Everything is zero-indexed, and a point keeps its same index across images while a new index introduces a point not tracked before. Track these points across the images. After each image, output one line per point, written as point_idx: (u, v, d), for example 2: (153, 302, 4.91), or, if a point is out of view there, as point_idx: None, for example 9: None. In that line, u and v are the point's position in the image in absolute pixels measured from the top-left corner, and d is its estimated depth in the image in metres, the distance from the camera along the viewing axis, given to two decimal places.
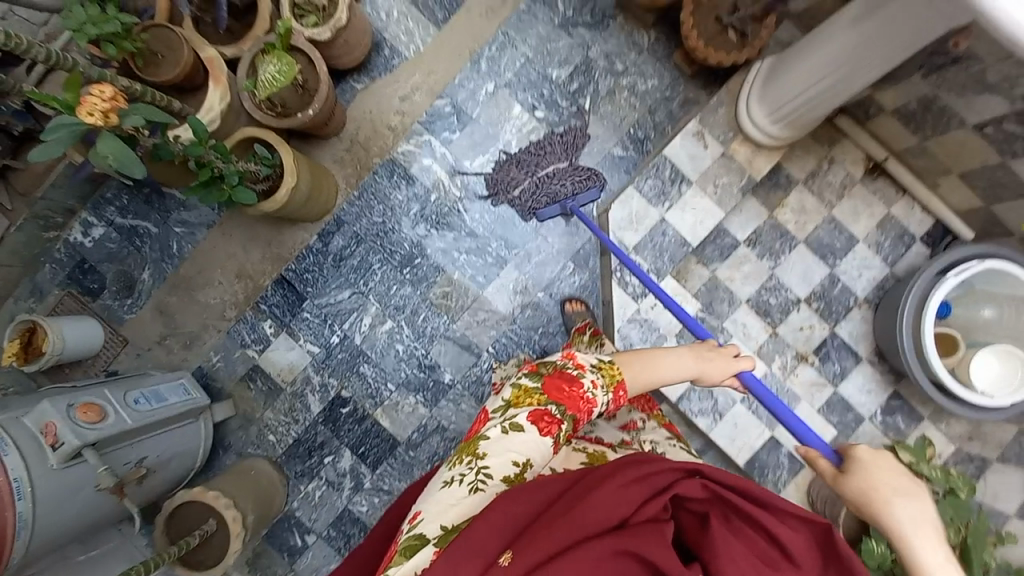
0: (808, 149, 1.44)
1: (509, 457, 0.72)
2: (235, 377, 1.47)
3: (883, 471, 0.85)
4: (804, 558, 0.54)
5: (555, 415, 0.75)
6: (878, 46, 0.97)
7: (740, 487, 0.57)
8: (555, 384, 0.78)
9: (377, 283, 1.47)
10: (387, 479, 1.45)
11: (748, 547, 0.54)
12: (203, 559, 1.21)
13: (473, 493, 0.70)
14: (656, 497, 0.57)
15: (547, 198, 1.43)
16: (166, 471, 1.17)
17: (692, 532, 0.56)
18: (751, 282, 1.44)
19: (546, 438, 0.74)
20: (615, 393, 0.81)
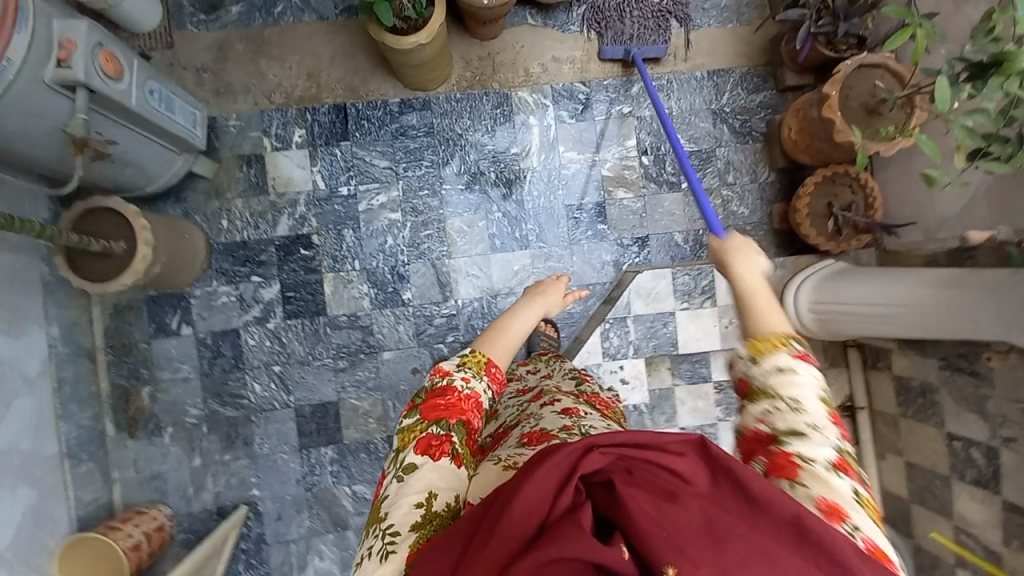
0: (812, 352, 1.53)
1: (409, 505, 0.66)
2: (235, 152, 1.41)
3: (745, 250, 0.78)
4: (696, 476, 0.51)
5: (441, 434, 0.71)
6: (955, 309, 1.03)
7: (627, 438, 0.54)
8: (431, 405, 0.74)
9: (414, 176, 1.45)
10: (288, 334, 1.39)
11: (653, 490, 0.50)
12: (85, 270, 1.13)
13: (386, 560, 0.63)
14: (563, 486, 0.51)
15: (619, 26, 1.48)
16: (118, 172, 1.10)
17: (606, 501, 0.51)
18: (694, 416, 1.39)
19: (442, 460, 0.69)
20: (488, 373, 0.80)
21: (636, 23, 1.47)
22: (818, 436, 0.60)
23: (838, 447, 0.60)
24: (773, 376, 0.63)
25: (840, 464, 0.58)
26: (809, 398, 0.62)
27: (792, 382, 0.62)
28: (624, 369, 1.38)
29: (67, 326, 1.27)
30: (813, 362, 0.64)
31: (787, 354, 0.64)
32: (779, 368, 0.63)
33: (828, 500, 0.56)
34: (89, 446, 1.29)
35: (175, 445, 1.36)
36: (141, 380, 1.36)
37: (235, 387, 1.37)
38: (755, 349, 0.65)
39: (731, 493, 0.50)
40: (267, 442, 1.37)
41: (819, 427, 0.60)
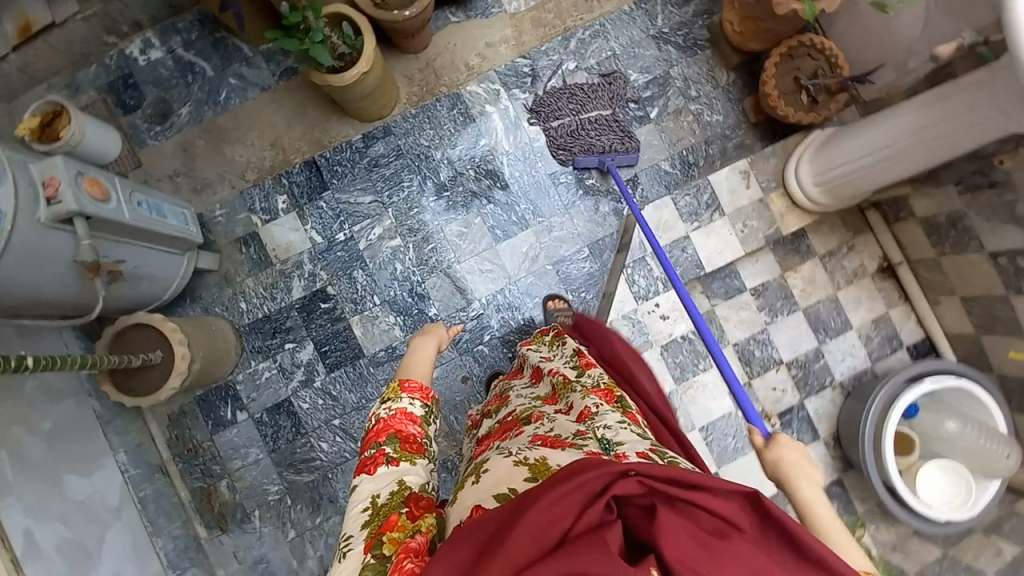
0: (833, 228, 1.50)
1: (359, 511, 0.72)
2: (231, 238, 1.46)
3: (795, 453, 0.80)
4: (742, 521, 0.57)
5: (374, 450, 0.77)
6: (946, 122, 1.02)
7: (670, 473, 0.57)
8: (365, 434, 0.82)
9: (400, 199, 1.48)
10: (337, 386, 1.42)
11: (695, 528, 0.55)
12: (133, 387, 1.17)
13: (346, 558, 0.68)
14: (595, 503, 0.54)
15: (585, 145, 1.50)
16: (134, 287, 1.14)
17: (642, 525, 0.55)
18: (742, 328, 1.47)
19: (379, 468, 0.75)
20: (409, 390, 0.85)
21: (559, 99, 1.50)
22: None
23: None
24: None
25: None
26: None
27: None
28: (660, 306, 1.40)
29: (132, 448, 1.31)
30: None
31: None
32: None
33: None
34: (189, 553, 1.31)
35: (267, 525, 1.37)
36: (216, 476, 1.38)
37: (305, 452, 1.40)
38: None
39: (771, 538, 0.57)
40: (350, 494, 1.39)
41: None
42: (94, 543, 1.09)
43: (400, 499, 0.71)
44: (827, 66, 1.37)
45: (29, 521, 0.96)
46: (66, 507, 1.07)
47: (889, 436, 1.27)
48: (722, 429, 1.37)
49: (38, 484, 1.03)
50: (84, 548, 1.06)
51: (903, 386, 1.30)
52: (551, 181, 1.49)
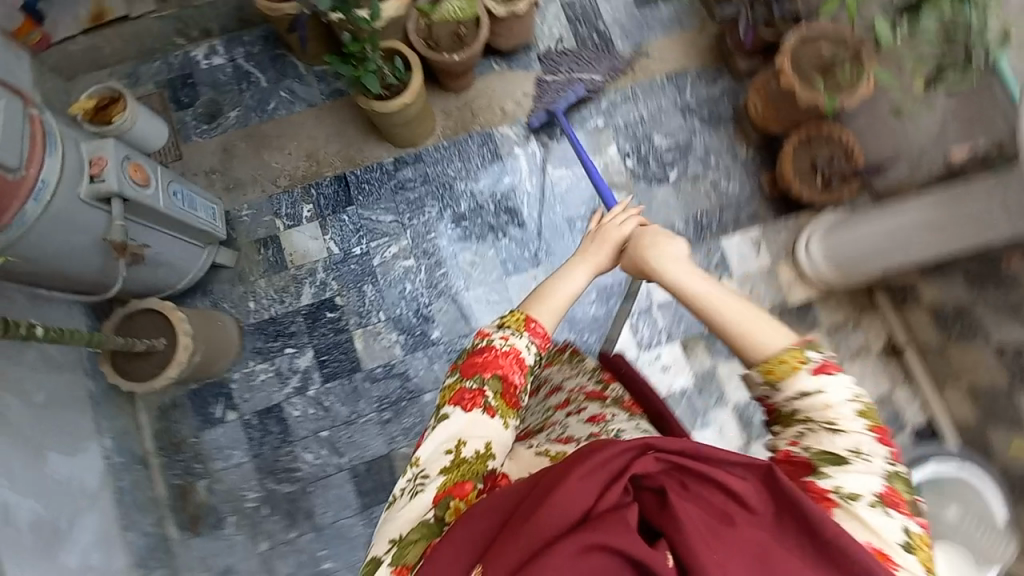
0: (840, 303, 1.55)
1: (440, 450, 0.75)
2: (250, 238, 1.50)
3: (654, 240, 0.94)
4: (757, 503, 0.59)
5: (474, 387, 0.79)
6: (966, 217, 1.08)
7: (687, 450, 0.61)
8: (469, 363, 0.82)
9: (420, 222, 1.53)
10: (330, 397, 1.42)
11: (705, 509, 0.58)
12: (131, 372, 1.17)
13: (415, 498, 0.72)
14: (617, 481, 0.58)
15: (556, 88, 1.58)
16: (151, 272, 1.17)
17: (654, 507, 0.58)
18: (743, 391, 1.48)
19: (472, 411, 0.77)
20: (528, 330, 0.84)
21: (550, 90, 1.57)
22: (860, 459, 0.67)
23: (860, 410, 0.70)
24: (795, 398, 0.72)
25: (888, 496, 0.64)
26: (839, 412, 0.70)
27: (821, 401, 0.71)
28: (662, 357, 1.40)
29: (118, 433, 1.28)
30: (838, 370, 0.71)
31: (805, 372, 0.72)
32: (803, 392, 0.72)
33: (891, 504, 0.64)
34: (156, 550, 1.24)
35: (240, 533, 1.33)
36: (195, 475, 1.35)
37: (288, 461, 1.37)
38: (771, 373, 0.74)
39: (785, 519, 0.59)
40: (328, 510, 1.36)
41: (863, 453, 0.68)
42: (64, 526, 1.05)
43: (480, 468, 0.74)
44: (843, 154, 1.43)
45: None
46: (40, 485, 1.04)
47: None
48: None
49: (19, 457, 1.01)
50: (48, 532, 1.02)
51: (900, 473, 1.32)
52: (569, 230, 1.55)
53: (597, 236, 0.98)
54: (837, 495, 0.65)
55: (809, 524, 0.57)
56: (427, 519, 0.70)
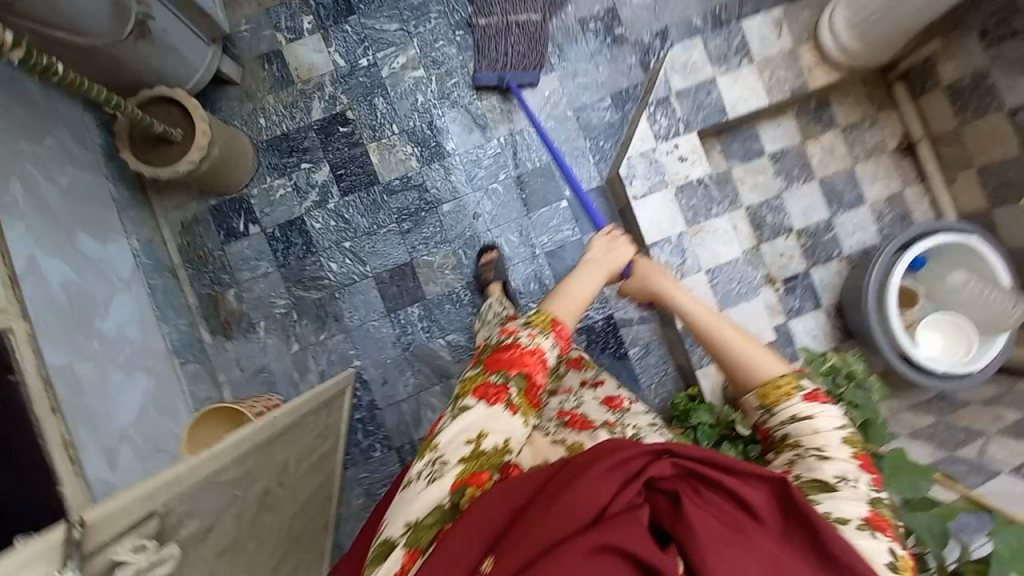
0: (857, 102, 1.48)
1: (460, 440, 0.74)
2: (253, 54, 1.44)
3: (651, 268, 1.04)
4: (766, 516, 0.60)
5: (499, 383, 0.79)
6: None
7: (704, 458, 0.62)
8: (493, 358, 0.82)
9: (427, 30, 1.45)
10: (349, 210, 1.43)
11: (719, 518, 0.58)
12: (153, 159, 1.17)
13: (430, 483, 0.71)
14: (630, 485, 0.58)
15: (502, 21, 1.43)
16: (161, 57, 1.15)
17: (667, 510, 0.58)
18: (757, 192, 1.45)
19: (495, 408, 0.77)
20: (554, 332, 0.86)
21: (512, 56, 1.42)
22: (846, 485, 0.67)
23: (846, 439, 0.72)
24: (788, 424, 0.75)
25: (874, 519, 0.63)
26: (832, 444, 0.71)
27: (813, 426, 0.73)
28: (679, 148, 1.31)
29: (145, 240, 1.32)
30: (827, 402, 0.74)
31: (798, 398, 0.75)
32: (798, 418, 0.74)
33: (877, 527, 0.63)
34: (193, 349, 1.34)
35: (271, 336, 1.41)
36: (224, 284, 1.40)
37: (314, 270, 1.42)
38: (766, 398, 0.77)
39: (795, 537, 0.59)
40: (356, 314, 1.43)
41: (851, 479, 0.67)
42: (100, 298, 1.10)
43: (497, 461, 0.74)
44: None
45: (34, 252, 0.97)
46: (77, 257, 1.07)
47: (893, 297, 1.24)
48: (728, 274, 1.31)
49: (51, 229, 1.03)
50: (89, 298, 1.07)
51: (894, 256, 1.25)
52: (576, 62, 1.46)
53: (606, 245, 1.05)
54: (827, 517, 0.63)
55: (809, 521, 0.59)
56: (443, 505, 0.69)
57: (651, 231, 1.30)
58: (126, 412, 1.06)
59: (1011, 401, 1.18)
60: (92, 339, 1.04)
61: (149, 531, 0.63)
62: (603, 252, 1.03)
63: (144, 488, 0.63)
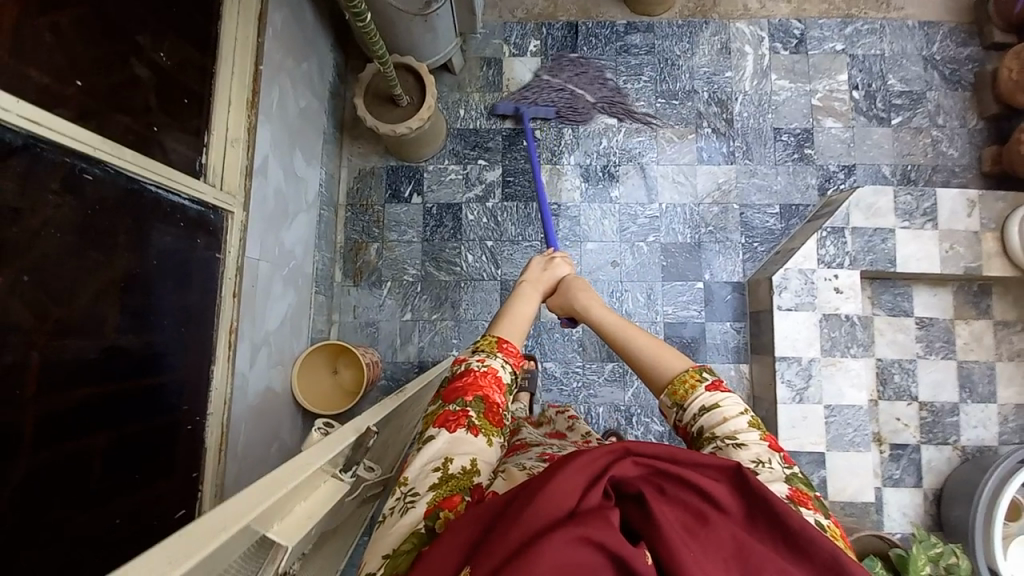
0: (1018, 303, 1.46)
1: (428, 470, 0.67)
2: (478, 54, 1.58)
3: (580, 283, 1.03)
4: (732, 507, 0.51)
5: (458, 409, 0.73)
6: None
7: (662, 453, 0.53)
8: (449, 387, 0.77)
9: (633, 88, 1.56)
10: (503, 214, 1.51)
11: (686, 514, 0.48)
12: (377, 115, 1.29)
13: (404, 514, 0.63)
14: (597, 483, 0.48)
15: (563, 95, 1.54)
16: (421, 33, 1.28)
17: (638, 517, 0.48)
18: (892, 348, 1.44)
19: (457, 432, 0.70)
20: (503, 350, 0.82)
21: (543, 92, 1.53)
22: (763, 468, 0.63)
23: (752, 423, 0.68)
24: (699, 416, 0.71)
25: (796, 496, 0.60)
26: (742, 431, 0.67)
27: (721, 417, 0.69)
28: (839, 279, 1.33)
29: (328, 175, 1.44)
30: (728, 389, 0.72)
31: (702, 390, 0.72)
32: (703, 408, 0.70)
33: (799, 503, 0.59)
34: (325, 283, 1.43)
35: (391, 298, 1.48)
36: (371, 237, 1.50)
37: (451, 254, 1.50)
38: (676, 395, 0.73)
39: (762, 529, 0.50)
40: (472, 307, 1.48)
41: (765, 460, 0.64)
42: (291, 211, 1.20)
43: (467, 483, 0.65)
44: None
45: (269, 156, 1.08)
46: (291, 172, 1.19)
47: (1004, 508, 1.18)
48: (846, 417, 1.29)
49: (284, 137, 1.15)
50: (285, 209, 1.16)
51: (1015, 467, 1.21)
52: (758, 164, 1.52)
53: (542, 265, 1.07)
54: None
55: (776, 512, 0.50)
56: (418, 532, 0.60)
57: (783, 345, 1.32)
58: (274, 318, 1.14)
59: None
60: (277, 244, 1.13)
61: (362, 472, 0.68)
62: (539, 271, 1.05)
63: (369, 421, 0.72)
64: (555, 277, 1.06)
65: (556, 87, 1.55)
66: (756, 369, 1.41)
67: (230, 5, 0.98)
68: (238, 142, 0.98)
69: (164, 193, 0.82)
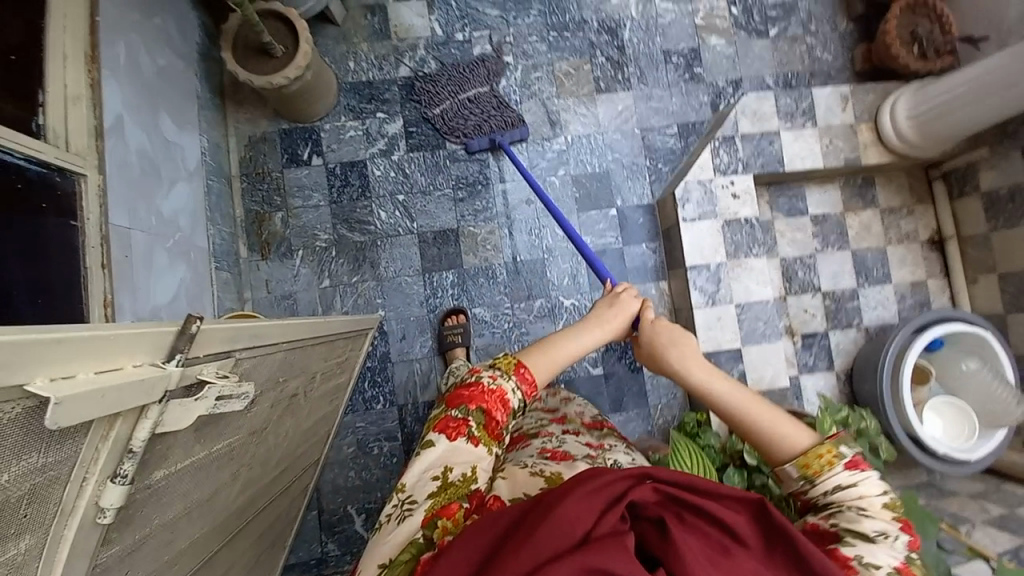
0: (900, 190, 1.59)
1: (427, 477, 0.71)
2: (360, 2, 1.50)
3: (663, 328, 0.86)
4: (751, 537, 0.54)
5: (459, 417, 0.75)
6: None
7: (686, 480, 0.56)
8: (455, 395, 0.79)
9: (523, 24, 1.54)
10: (411, 165, 1.48)
11: (705, 540, 0.53)
12: (250, 67, 1.21)
13: (403, 522, 0.67)
14: (614, 508, 0.52)
15: (450, 88, 1.49)
16: None
17: (655, 539, 0.52)
18: (794, 247, 1.54)
19: (457, 441, 0.74)
20: (518, 374, 0.80)
21: (435, 90, 1.48)
22: (887, 542, 0.60)
23: (889, 503, 0.64)
24: (829, 488, 0.66)
25: (905, 571, 0.58)
26: (871, 499, 0.64)
27: (855, 492, 0.64)
28: (735, 185, 1.40)
29: (213, 144, 1.35)
30: (870, 467, 0.66)
31: (841, 467, 0.66)
32: (839, 486, 0.65)
33: None
34: (230, 261, 1.35)
35: (306, 267, 1.42)
36: (274, 207, 1.42)
37: (363, 213, 1.45)
38: (807, 468, 0.67)
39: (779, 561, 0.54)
40: (392, 265, 1.45)
41: (891, 535, 0.61)
42: (165, 178, 1.11)
43: (465, 490, 0.70)
44: (936, 29, 1.43)
45: (122, 114, 0.99)
46: (157, 135, 1.10)
47: (905, 373, 1.31)
48: (756, 312, 1.38)
49: (140, 96, 1.05)
50: (157, 175, 1.08)
51: (909, 336, 1.33)
52: (652, 88, 1.55)
53: (608, 304, 0.92)
54: (858, 564, 0.58)
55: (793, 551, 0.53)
56: (416, 540, 0.64)
57: (692, 254, 1.38)
58: (163, 295, 1.06)
59: (996, 499, 1.24)
60: (152, 214, 1.05)
61: (230, 371, 0.56)
62: (608, 311, 0.91)
63: (255, 325, 0.63)
64: (628, 317, 0.90)
65: (443, 75, 1.49)
66: (674, 284, 1.47)
67: None
68: (80, 99, 0.89)
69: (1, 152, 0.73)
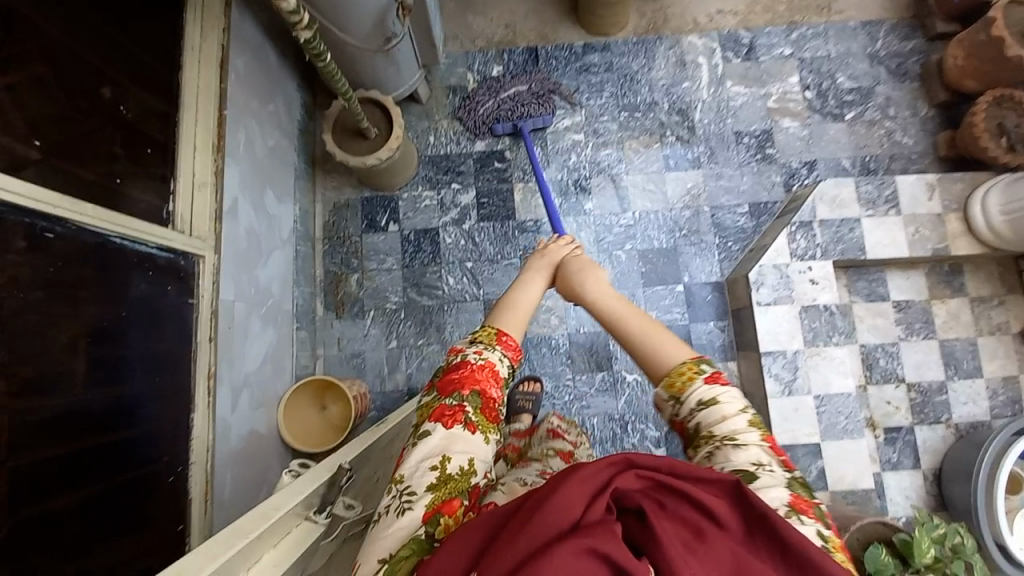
0: (991, 278, 1.50)
1: (425, 467, 0.63)
2: (444, 83, 1.62)
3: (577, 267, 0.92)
4: (731, 522, 0.49)
5: (454, 403, 0.69)
6: None
7: (664, 466, 0.52)
8: (446, 380, 0.72)
9: (595, 104, 1.61)
10: (481, 235, 1.53)
11: (686, 526, 0.48)
12: (346, 147, 1.31)
13: (402, 515, 0.59)
14: (600, 495, 0.48)
15: (510, 107, 1.56)
16: (384, 65, 1.32)
17: (638, 531, 0.47)
18: (874, 334, 1.47)
19: (453, 428, 0.67)
20: (500, 344, 0.77)
21: (486, 99, 1.56)
22: (762, 472, 0.60)
23: (751, 422, 0.66)
24: (698, 412, 0.67)
25: (795, 502, 0.57)
26: (742, 431, 0.65)
27: (718, 415, 0.66)
28: (812, 270, 1.36)
29: (303, 211, 1.45)
30: (727, 382, 0.69)
31: (700, 382, 0.68)
32: (702, 403, 0.67)
33: (800, 511, 0.56)
34: (307, 319, 1.42)
35: (376, 327, 1.47)
36: (351, 268, 1.50)
37: (432, 278, 1.50)
38: (672, 387, 0.70)
39: (761, 547, 0.49)
40: (457, 330, 1.47)
41: (765, 465, 0.61)
42: (265, 249, 1.20)
43: (465, 485, 0.63)
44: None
45: (237, 195, 1.09)
46: (263, 211, 1.19)
47: (1004, 482, 1.19)
48: (837, 406, 1.30)
49: (252, 176, 1.16)
50: (260, 247, 1.17)
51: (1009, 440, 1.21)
52: (721, 167, 1.57)
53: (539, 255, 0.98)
54: None
55: (776, 536, 0.48)
56: (418, 536, 0.57)
57: (767, 340, 1.33)
58: (253, 359, 1.12)
59: None
60: (251, 284, 1.12)
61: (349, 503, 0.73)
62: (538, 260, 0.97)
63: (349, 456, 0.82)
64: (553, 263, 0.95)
65: (494, 88, 1.57)
66: (745, 366, 1.42)
67: (190, 55, 1.00)
68: (203, 187, 0.98)
69: (134, 244, 0.82)
